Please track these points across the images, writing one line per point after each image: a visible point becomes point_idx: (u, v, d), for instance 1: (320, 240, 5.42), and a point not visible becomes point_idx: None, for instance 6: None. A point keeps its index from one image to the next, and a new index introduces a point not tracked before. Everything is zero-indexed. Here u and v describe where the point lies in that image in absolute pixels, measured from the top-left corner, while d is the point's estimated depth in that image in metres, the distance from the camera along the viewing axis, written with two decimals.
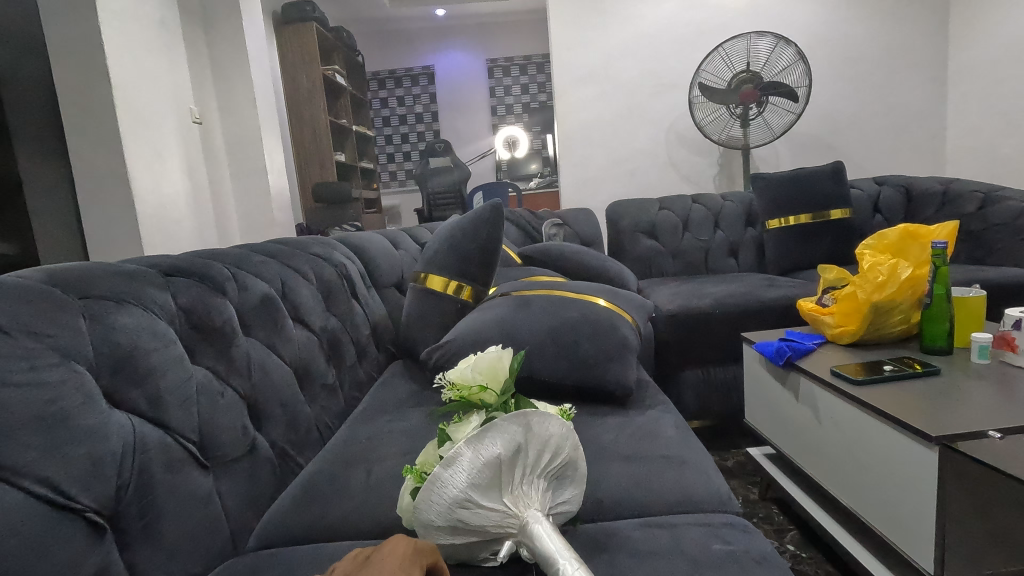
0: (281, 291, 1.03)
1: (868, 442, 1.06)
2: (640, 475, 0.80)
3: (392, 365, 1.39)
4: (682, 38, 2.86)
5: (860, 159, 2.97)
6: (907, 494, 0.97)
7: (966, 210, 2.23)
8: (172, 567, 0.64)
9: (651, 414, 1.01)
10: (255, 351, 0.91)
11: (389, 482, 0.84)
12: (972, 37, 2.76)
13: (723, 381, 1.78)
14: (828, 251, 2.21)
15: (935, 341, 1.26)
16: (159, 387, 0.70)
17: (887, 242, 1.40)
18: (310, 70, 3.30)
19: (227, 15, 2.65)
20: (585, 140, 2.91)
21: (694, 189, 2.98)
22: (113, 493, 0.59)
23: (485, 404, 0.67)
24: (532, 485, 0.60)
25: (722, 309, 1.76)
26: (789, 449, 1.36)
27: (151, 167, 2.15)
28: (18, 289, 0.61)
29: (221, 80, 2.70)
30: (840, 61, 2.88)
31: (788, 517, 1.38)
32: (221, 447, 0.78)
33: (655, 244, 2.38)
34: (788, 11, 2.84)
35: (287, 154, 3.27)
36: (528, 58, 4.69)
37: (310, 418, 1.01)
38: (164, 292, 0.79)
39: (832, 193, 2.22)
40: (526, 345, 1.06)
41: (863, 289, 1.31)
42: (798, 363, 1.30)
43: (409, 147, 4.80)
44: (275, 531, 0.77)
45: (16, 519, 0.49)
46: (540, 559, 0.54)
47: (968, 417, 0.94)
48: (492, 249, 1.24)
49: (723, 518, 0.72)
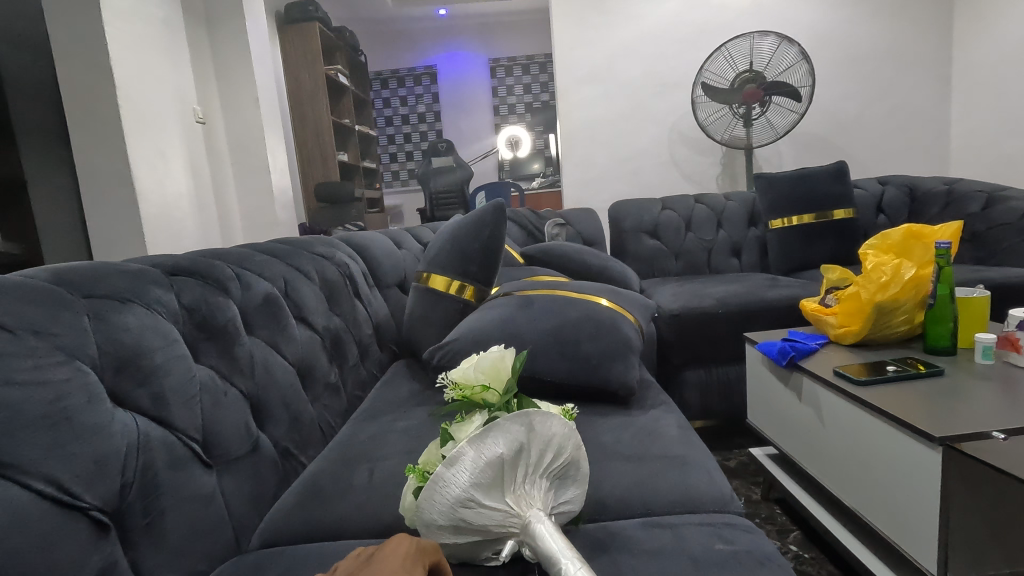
0: (284, 291, 1.03)
1: (871, 443, 1.06)
2: (643, 475, 0.81)
3: (395, 364, 1.39)
4: (685, 38, 2.86)
5: (864, 159, 2.96)
6: (910, 495, 0.97)
7: (970, 210, 2.22)
8: (176, 565, 0.64)
9: (653, 413, 1.01)
10: (258, 350, 0.91)
11: (392, 481, 0.84)
12: (976, 36, 2.75)
13: (725, 381, 1.78)
14: (830, 251, 2.21)
15: (939, 341, 1.26)
16: (163, 386, 0.70)
17: (891, 242, 1.37)
18: (313, 70, 3.31)
19: (230, 14, 2.65)
20: (588, 140, 2.91)
21: (696, 189, 2.98)
22: (117, 491, 0.59)
23: (487, 404, 0.67)
24: (535, 485, 0.60)
25: (725, 310, 1.76)
26: (791, 449, 1.36)
27: (154, 167, 2.15)
28: (22, 288, 0.61)
29: (224, 80, 2.70)
30: (843, 61, 2.87)
31: (790, 518, 1.37)
32: (225, 446, 0.78)
33: (658, 244, 2.38)
34: (791, 10, 2.83)
35: (290, 154, 3.27)
36: (530, 58, 4.69)
37: (313, 417, 1.01)
38: (168, 291, 0.79)
39: (835, 193, 2.22)
40: (528, 345, 1.06)
41: (866, 289, 1.31)
42: (801, 363, 1.29)
43: (411, 147, 4.80)
44: (279, 529, 0.77)
45: (21, 517, 0.49)
46: (542, 559, 0.54)
47: (972, 418, 0.94)
48: (495, 249, 1.24)
49: (726, 518, 0.72)
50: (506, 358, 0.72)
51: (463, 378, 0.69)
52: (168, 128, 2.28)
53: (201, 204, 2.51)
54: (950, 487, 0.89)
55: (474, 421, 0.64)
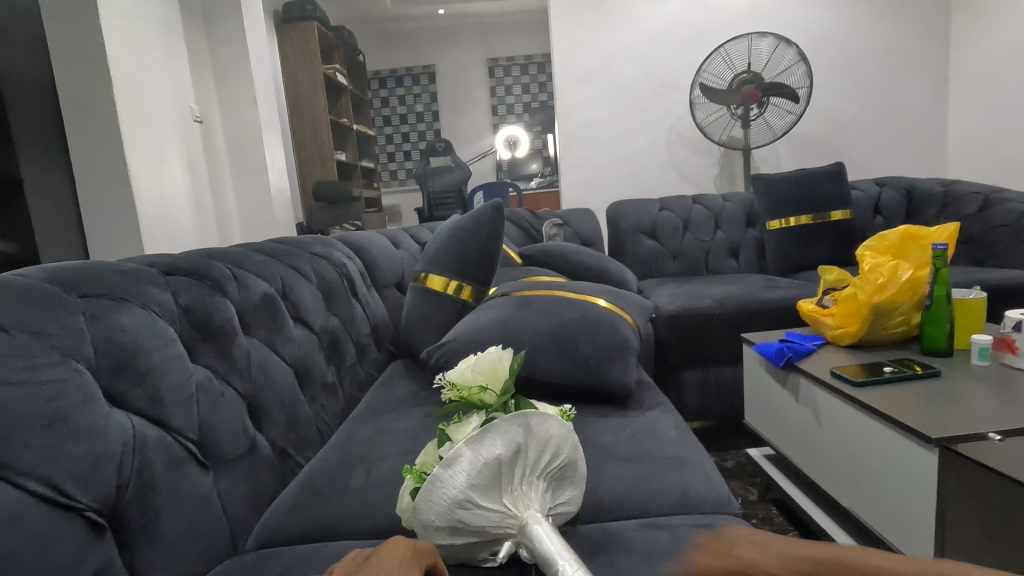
0: (281, 291, 1.03)
1: (868, 444, 1.06)
2: (640, 476, 0.81)
3: (392, 364, 1.39)
4: (683, 38, 2.86)
5: (861, 160, 2.97)
6: (908, 497, 0.97)
7: (966, 211, 2.23)
8: (172, 566, 0.64)
9: (651, 414, 1.01)
10: (255, 350, 0.91)
11: (389, 482, 0.84)
12: (972, 38, 2.76)
13: (722, 381, 1.78)
14: (828, 252, 2.21)
15: (936, 343, 1.26)
16: (160, 387, 0.70)
17: (888, 243, 1.39)
18: (311, 69, 3.30)
19: (228, 13, 2.65)
20: (586, 140, 2.91)
21: (694, 189, 2.98)
22: (113, 492, 0.59)
23: (485, 405, 0.66)
24: (532, 486, 0.60)
25: (722, 310, 1.76)
26: (788, 450, 1.36)
27: (151, 166, 2.15)
28: (18, 288, 0.61)
29: (222, 79, 2.70)
30: (841, 62, 2.88)
31: (787, 519, 1.37)
32: (222, 446, 0.78)
33: (656, 244, 2.38)
34: (789, 11, 2.84)
35: (288, 153, 3.27)
36: (529, 58, 4.69)
37: (310, 418, 1.01)
38: (165, 291, 0.79)
39: (833, 194, 2.22)
40: (526, 346, 1.06)
41: (863, 290, 1.31)
42: (798, 364, 1.30)
43: (410, 147, 4.80)
44: (276, 530, 0.77)
45: (16, 518, 0.49)
46: (539, 560, 0.54)
47: (968, 419, 0.94)
48: (492, 249, 1.24)
49: (723, 520, 0.73)
50: (504, 359, 0.73)
51: (460, 378, 0.69)
52: (166, 127, 2.28)
53: (198, 204, 2.51)
54: (947, 488, 0.89)
55: (472, 421, 0.64)
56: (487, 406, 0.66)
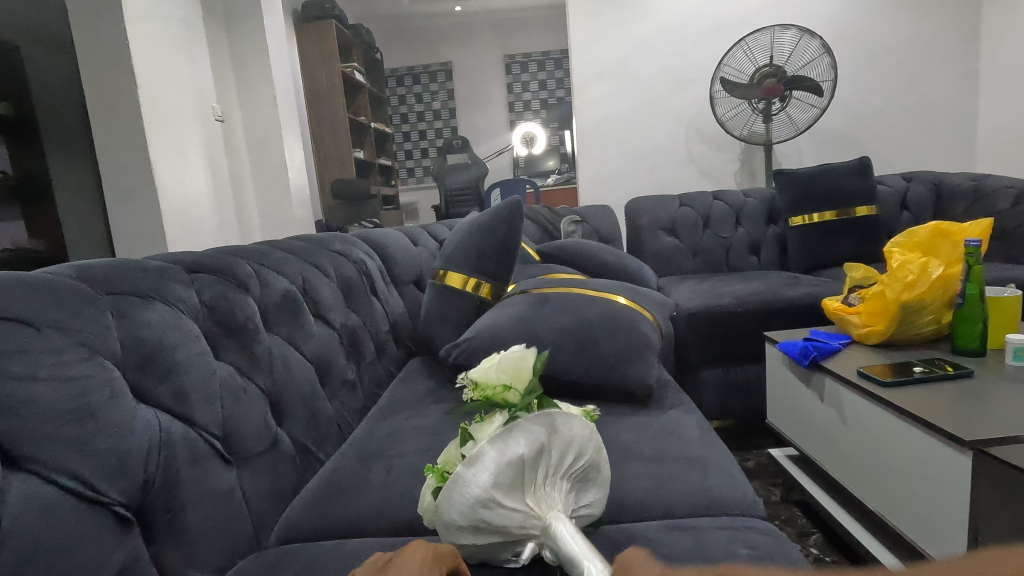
0: (302, 288, 1.03)
1: (896, 446, 1.03)
2: (662, 476, 0.79)
3: (411, 361, 1.39)
4: (703, 32, 2.82)
5: (887, 155, 2.90)
6: (937, 500, 0.94)
7: (998, 207, 2.16)
8: (195, 560, 0.65)
9: (672, 414, 1.00)
10: (277, 347, 0.91)
11: (409, 479, 0.84)
12: (1004, 28, 2.68)
13: (743, 380, 1.75)
14: (853, 249, 2.17)
15: (968, 342, 1.22)
16: (184, 383, 0.71)
17: (917, 240, 1.35)
18: (330, 68, 3.33)
19: (248, 12, 2.68)
20: (604, 136, 2.89)
21: (714, 185, 2.94)
22: (139, 487, 0.60)
23: (508, 404, 0.66)
24: (555, 486, 0.59)
25: (744, 308, 1.73)
26: (812, 451, 1.34)
27: (174, 164, 2.18)
28: (47, 284, 0.62)
29: (242, 78, 2.73)
30: (866, 54, 2.81)
31: (811, 521, 1.35)
32: (244, 442, 0.79)
33: (675, 241, 2.35)
34: (813, 2, 2.78)
35: (307, 151, 3.30)
36: (546, 54, 4.67)
37: (331, 414, 1.01)
38: (188, 288, 0.80)
39: (858, 190, 2.18)
40: (545, 343, 1.06)
41: (891, 288, 1.28)
42: (823, 364, 1.27)
43: (427, 144, 4.81)
44: (297, 526, 0.77)
45: (45, 510, 0.50)
46: (563, 561, 0.53)
47: (1003, 421, 0.91)
48: (511, 246, 1.24)
49: (748, 521, 0.71)
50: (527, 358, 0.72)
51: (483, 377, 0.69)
52: (188, 126, 2.31)
53: (220, 201, 2.54)
54: (981, 492, 0.86)
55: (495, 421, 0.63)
56: (510, 404, 0.66)
